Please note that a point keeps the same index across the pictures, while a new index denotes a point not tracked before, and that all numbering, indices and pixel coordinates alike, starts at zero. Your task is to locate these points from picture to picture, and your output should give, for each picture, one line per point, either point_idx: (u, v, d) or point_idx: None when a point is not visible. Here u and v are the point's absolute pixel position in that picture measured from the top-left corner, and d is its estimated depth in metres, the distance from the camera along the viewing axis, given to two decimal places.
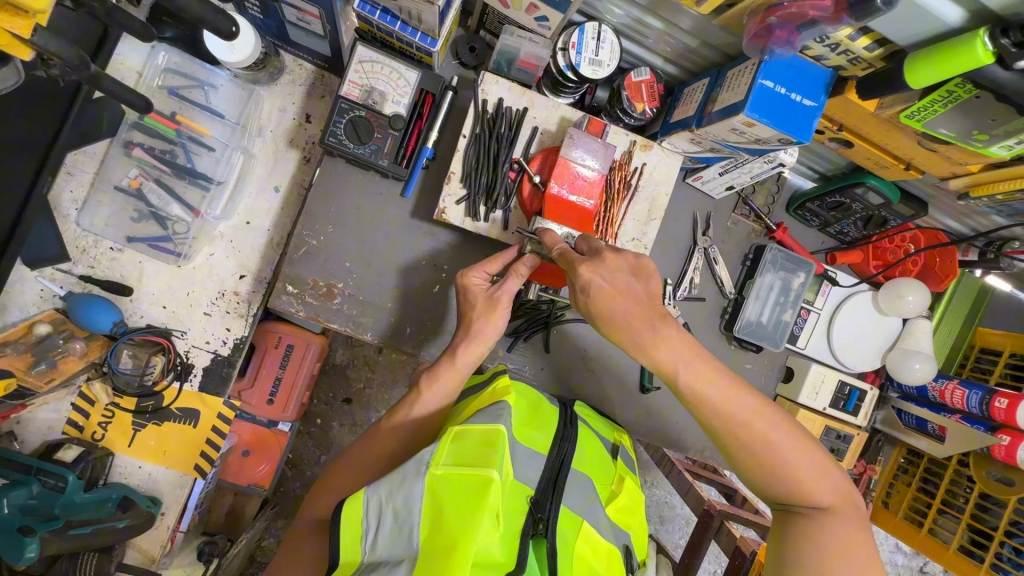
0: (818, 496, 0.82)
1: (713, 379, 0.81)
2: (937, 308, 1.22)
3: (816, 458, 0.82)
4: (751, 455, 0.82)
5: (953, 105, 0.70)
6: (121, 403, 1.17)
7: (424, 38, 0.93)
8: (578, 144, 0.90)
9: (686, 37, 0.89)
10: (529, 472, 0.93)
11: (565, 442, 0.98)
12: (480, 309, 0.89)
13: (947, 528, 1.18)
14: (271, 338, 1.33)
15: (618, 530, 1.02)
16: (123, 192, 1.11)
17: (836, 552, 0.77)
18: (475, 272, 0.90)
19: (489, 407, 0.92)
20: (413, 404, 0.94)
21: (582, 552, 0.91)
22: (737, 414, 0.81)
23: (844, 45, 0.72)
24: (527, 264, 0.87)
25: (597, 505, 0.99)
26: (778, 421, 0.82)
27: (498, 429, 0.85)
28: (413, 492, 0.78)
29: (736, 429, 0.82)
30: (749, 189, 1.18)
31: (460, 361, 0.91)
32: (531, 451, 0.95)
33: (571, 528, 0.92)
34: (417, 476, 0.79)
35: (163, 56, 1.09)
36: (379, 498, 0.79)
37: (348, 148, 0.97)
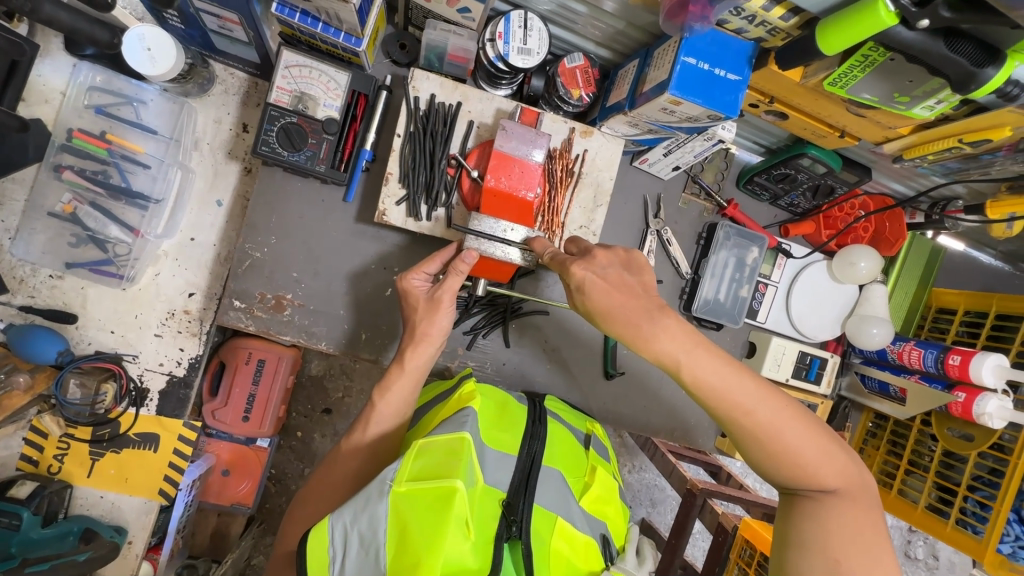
0: (825, 481, 0.76)
1: (716, 370, 0.75)
2: (891, 272, 1.23)
3: (818, 440, 0.77)
4: (758, 445, 0.77)
5: (871, 70, 0.70)
6: (75, 433, 1.14)
7: (349, 38, 0.91)
8: (512, 136, 0.88)
9: (613, 20, 0.88)
10: (500, 474, 0.92)
11: (536, 441, 0.97)
12: (423, 310, 0.88)
13: (915, 487, 1.20)
14: (241, 354, 1.29)
15: (593, 521, 0.99)
16: (56, 218, 1.07)
17: (842, 540, 0.73)
18: (416, 275, 0.89)
19: (454, 415, 0.91)
20: (369, 418, 0.89)
21: (558, 551, 0.89)
22: (740, 403, 0.75)
23: (760, 16, 0.72)
24: (466, 260, 0.85)
25: (571, 500, 0.97)
26: (781, 409, 0.76)
27: (462, 436, 0.84)
28: (378, 514, 0.76)
29: (740, 420, 0.76)
30: (698, 167, 1.18)
31: (409, 366, 0.89)
32: (501, 453, 0.94)
33: (546, 527, 0.91)
34: (381, 497, 0.77)
35: (87, 75, 1.05)
36: (343, 524, 0.76)
37: (282, 156, 0.95)
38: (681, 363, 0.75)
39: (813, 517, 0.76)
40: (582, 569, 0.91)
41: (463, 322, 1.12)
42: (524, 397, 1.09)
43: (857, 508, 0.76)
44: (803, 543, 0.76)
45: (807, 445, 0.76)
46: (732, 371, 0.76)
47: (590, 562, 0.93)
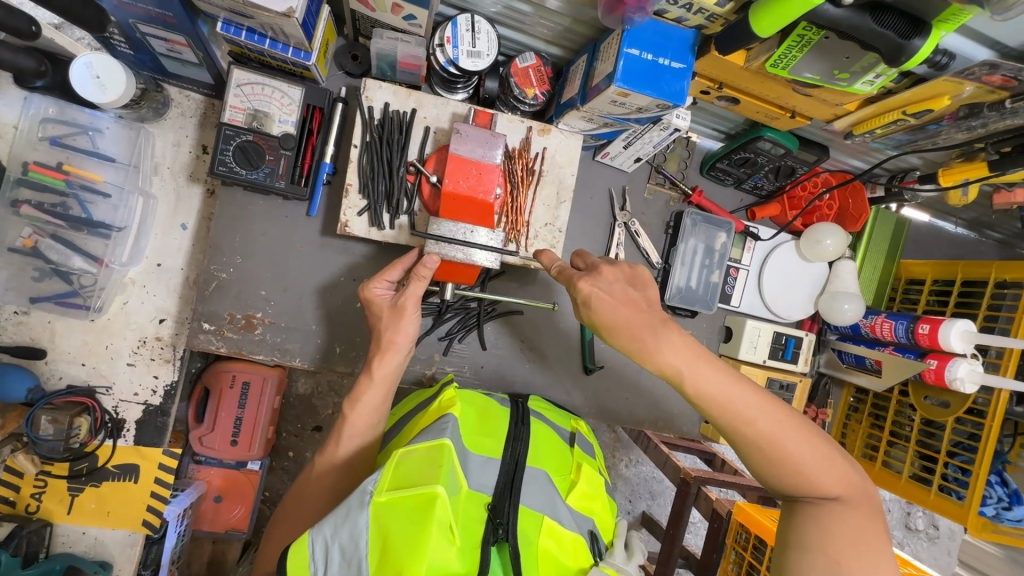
0: (827, 486, 0.71)
1: (718, 381, 0.73)
2: (858, 247, 1.24)
3: (817, 446, 0.72)
4: (758, 454, 0.72)
5: (809, 49, 0.72)
6: (52, 471, 1.12)
7: (297, 53, 0.91)
8: (467, 139, 0.88)
9: (559, 18, 0.89)
10: (484, 476, 0.85)
11: (519, 442, 0.91)
12: (387, 318, 0.88)
13: (899, 458, 1.20)
14: (225, 378, 1.28)
15: (581, 517, 0.92)
16: (17, 253, 1.03)
17: (846, 549, 0.67)
18: (379, 284, 0.90)
19: (434, 423, 0.87)
20: (340, 431, 0.88)
21: (546, 553, 0.81)
22: (739, 412, 0.72)
23: (697, 4, 0.73)
24: (428, 265, 0.85)
25: (557, 497, 0.89)
26: (781, 418, 0.72)
27: (443, 442, 0.81)
28: (359, 525, 0.71)
29: (740, 429, 0.72)
30: (661, 157, 1.19)
31: (377, 375, 0.88)
32: (485, 458, 0.88)
33: (532, 528, 0.82)
34: (360, 507, 0.72)
35: (38, 107, 1.03)
36: (323, 538, 0.71)
37: (240, 174, 0.94)
38: (683, 375, 0.74)
39: (811, 519, 0.70)
40: (573, 568, 0.82)
41: (437, 327, 1.12)
42: (506, 400, 1.05)
43: (862, 515, 0.70)
44: (803, 546, 0.70)
45: (808, 453, 0.72)
46: (732, 381, 0.74)
47: (579, 559, 0.84)
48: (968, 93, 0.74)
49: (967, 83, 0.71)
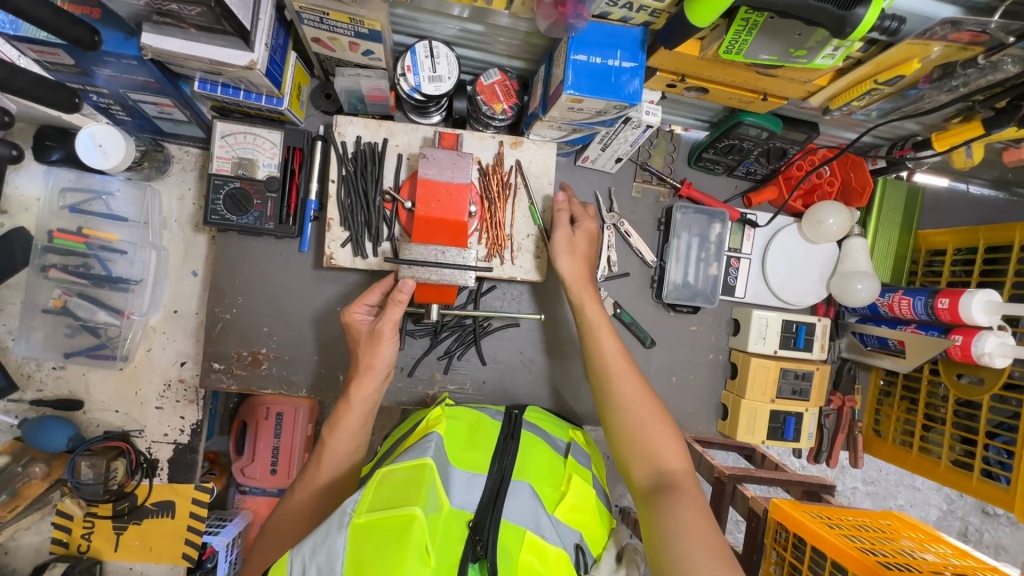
0: (669, 459, 0.85)
1: (613, 350, 0.94)
2: (869, 222, 1.18)
3: (669, 432, 0.88)
4: (623, 426, 0.88)
5: (756, 32, 0.69)
6: (97, 512, 1.21)
7: (270, 99, 0.95)
8: (432, 162, 0.89)
9: (513, 33, 0.90)
10: (469, 494, 0.85)
11: (505, 458, 0.91)
12: (366, 342, 0.92)
13: (937, 442, 1.12)
14: (260, 410, 1.35)
15: (566, 531, 0.88)
16: (51, 313, 1.14)
17: (675, 515, 0.78)
18: (359, 308, 0.94)
19: (417, 443, 0.88)
20: (321, 456, 0.90)
21: (527, 567, 0.79)
22: (623, 390, 0.90)
23: (636, 2, 0.72)
24: (404, 290, 0.88)
25: (542, 511, 0.86)
26: (647, 398, 0.90)
27: (423, 462, 0.81)
28: (336, 547, 0.70)
29: (619, 403, 0.90)
30: (644, 154, 1.17)
31: (356, 399, 0.91)
32: (470, 474, 0.88)
33: (512, 542, 0.81)
34: (339, 528, 0.71)
35: (56, 179, 1.12)
36: (302, 558, 0.69)
37: (232, 221, 1.00)
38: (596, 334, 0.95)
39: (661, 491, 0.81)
40: None
41: (435, 347, 1.13)
42: (499, 413, 1.03)
43: (690, 491, 0.82)
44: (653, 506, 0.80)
45: (660, 430, 0.87)
46: (623, 361, 0.94)
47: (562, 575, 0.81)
48: (937, 54, 0.69)
49: (934, 43, 0.67)
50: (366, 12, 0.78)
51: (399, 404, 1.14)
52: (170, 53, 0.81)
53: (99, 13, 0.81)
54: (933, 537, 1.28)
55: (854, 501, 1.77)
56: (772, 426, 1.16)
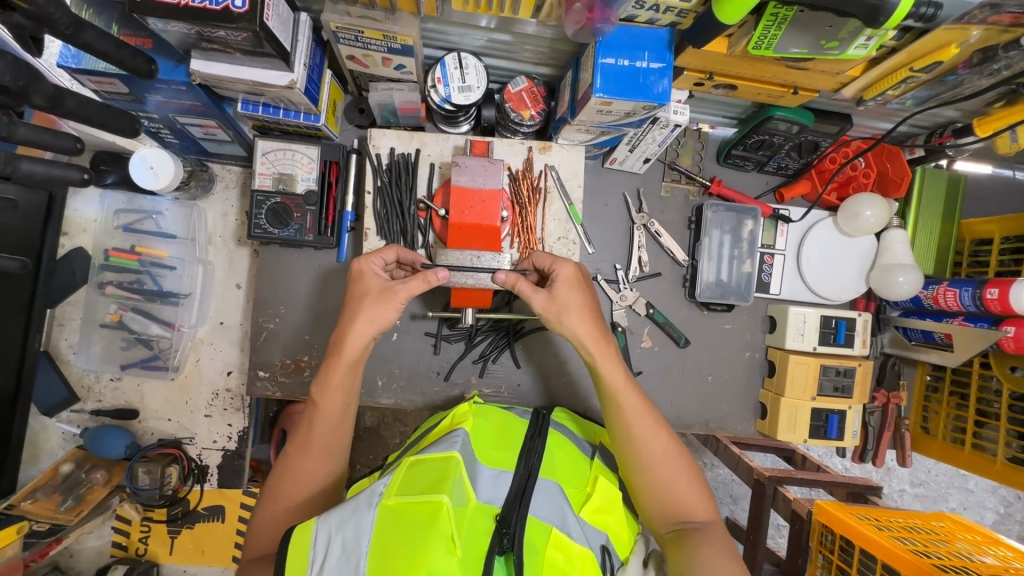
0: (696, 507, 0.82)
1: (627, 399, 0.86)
2: (908, 214, 1.15)
3: (688, 470, 0.85)
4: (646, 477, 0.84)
5: (786, 26, 0.69)
6: (153, 516, 1.27)
7: (308, 116, 0.99)
8: (464, 170, 0.91)
9: (539, 41, 0.92)
10: (495, 490, 0.82)
11: (533, 454, 0.87)
12: (374, 297, 0.83)
13: (991, 439, 1.07)
14: None
15: (592, 531, 0.84)
16: (107, 328, 1.21)
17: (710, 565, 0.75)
18: (370, 259, 0.87)
19: (444, 436, 0.85)
20: (312, 417, 0.83)
21: (552, 565, 0.75)
22: (643, 437, 0.84)
23: (663, 4, 0.73)
24: (438, 273, 0.84)
25: (568, 510, 0.83)
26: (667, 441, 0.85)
27: (452, 454, 0.78)
28: (364, 526, 0.68)
29: (637, 454, 0.84)
30: (672, 153, 1.17)
31: (347, 352, 0.82)
32: (497, 471, 0.84)
33: (538, 539, 0.77)
34: (369, 506, 0.70)
35: (112, 202, 1.20)
36: (328, 530, 0.68)
37: (274, 234, 1.04)
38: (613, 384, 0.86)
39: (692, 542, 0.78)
40: None
41: (470, 351, 1.16)
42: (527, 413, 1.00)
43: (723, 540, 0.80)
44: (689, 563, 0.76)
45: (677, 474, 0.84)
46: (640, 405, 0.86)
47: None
48: (977, 38, 0.68)
49: (972, 27, 0.66)
50: (398, 28, 0.82)
51: (437, 408, 1.16)
52: (217, 77, 0.85)
53: (150, 43, 0.86)
54: (990, 539, 1.23)
55: (904, 504, 1.71)
56: (813, 424, 1.14)
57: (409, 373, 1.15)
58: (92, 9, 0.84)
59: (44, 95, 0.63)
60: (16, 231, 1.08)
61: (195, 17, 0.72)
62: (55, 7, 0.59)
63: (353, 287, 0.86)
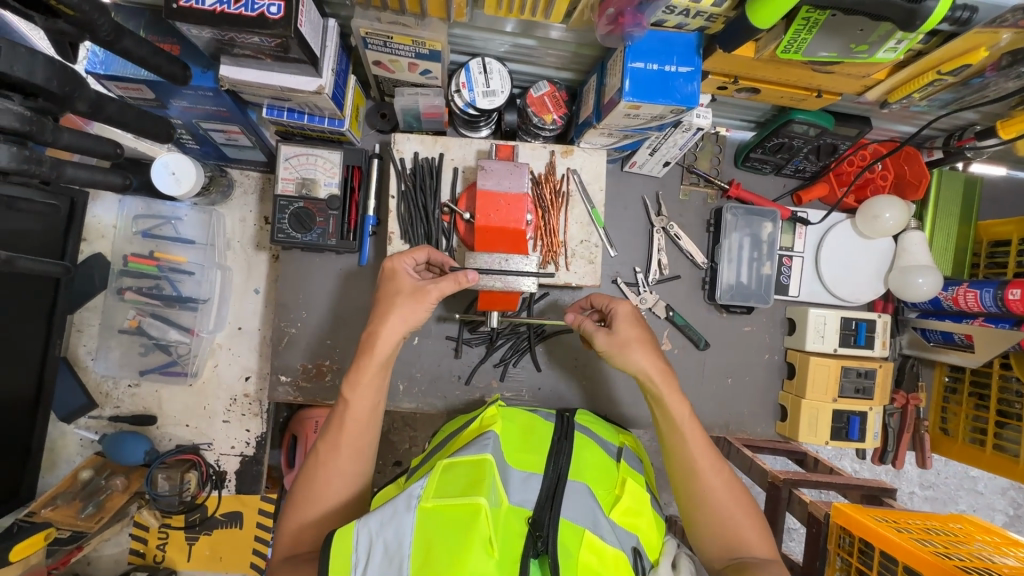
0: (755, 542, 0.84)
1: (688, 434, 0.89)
2: (925, 216, 1.15)
3: (747, 506, 0.87)
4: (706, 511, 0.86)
5: (817, 29, 0.70)
6: (171, 523, 1.27)
7: (332, 121, 1.00)
8: (491, 174, 0.92)
9: (564, 45, 0.92)
10: (526, 492, 0.81)
11: (561, 457, 0.86)
12: (406, 295, 0.84)
13: (1013, 440, 1.08)
14: None
15: (623, 533, 0.83)
16: (126, 333, 1.21)
17: None
18: (402, 259, 0.88)
19: (475, 440, 0.84)
20: (343, 416, 0.82)
21: (587, 568, 0.74)
22: (703, 471, 0.87)
23: (694, 8, 0.74)
24: (468, 275, 0.85)
25: (599, 511, 0.82)
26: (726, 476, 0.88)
27: (484, 457, 0.77)
28: (404, 529, 0.68)
29: (698, 488, 0.87)
30: (690, 157, 1.18)
31: (378, 350, 0.83)
32: (527, 473, 0.83)
33: (572, 541, 0.76)
34: (408, 509, 0.69)
35: (131, 208, 1.20)
36: (369, 532, 0.68)
37: (297, 238, 1.04)
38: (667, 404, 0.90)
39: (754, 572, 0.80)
40: None
41: (491, 354, 1.16)
42: (552, 415, 0.99)
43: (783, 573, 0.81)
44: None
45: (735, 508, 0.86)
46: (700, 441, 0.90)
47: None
48: (1006, 42, 0.69)
49: (1003, 31, 0.67)
50: (428, 33, 0.82)
51: (458, 412, 1.16)
52: (244, 82, 0.85)
53: (178, 49, 0.87)
54: (1010, 541, 1.23)
55: (916, 506, 1.71)
56: (834, 426, 1.14)
57: (430, 376, 1.15)
58: (122, 15, 0.86)
59: (86, 101, 0.64)
60: (40, 237, 1.07)
61: (231, 23, 0.73)
62: (99, 13, 0.60)
63: (385, 286, 0.87)
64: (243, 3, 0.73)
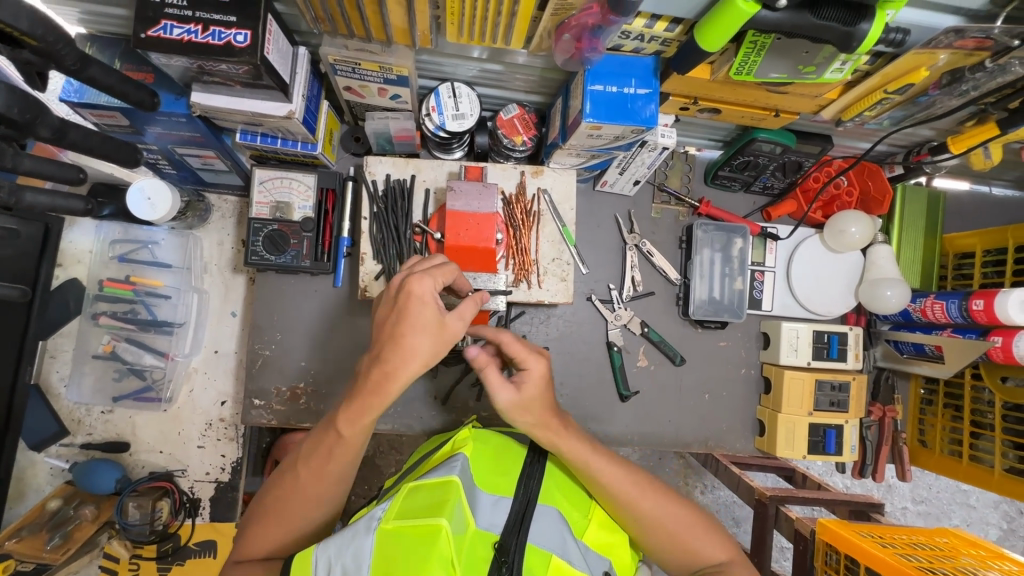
0: (714, 553, 0.85)
1: (602, 465, 0.84)
2: (891, 229, 1.18)
3: (696, 519, 0.86)
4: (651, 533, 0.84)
5: (765, 52, 0.73)
6: (142, 553, 1.23)
7: (306, 145, 1.01)
8: (461, 195, 0.93)
9: (529, 70, 0.95)
10: (494, 516, 0.78)
11: (532, 479, 0.85)
12: (426, 329, 0.69)
13: (988, 450, 1.08)
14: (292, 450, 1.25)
15: (593, 558, 0.82)
16: (100, 358, 1.20)
17: None
18: (422, 279, 0.71)
19: (444, 462, 0.83)
20: (331, 445, 0.74)
21: None
22: (637, 497, 0.83)
23: (648, 33, 0.77)
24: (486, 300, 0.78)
25: (569, 536, 0.81)
26: (662, 497, 0.85)
27: (451, 479, 0.75)
28: (362, 551, 0.67)
29: (636, 515, 0.83)
30: (661, 176, 1.21)
31: (388, 376, 0.69)
32: (496, 497, 0.81)
33: (539, 568, 0.76)
34: (368, 531, 0.68)
35: (107, 232, 1.20)
36: (327, 557, 0.67)
37: (271, 260, 1.05)
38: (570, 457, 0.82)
39: None
40: None
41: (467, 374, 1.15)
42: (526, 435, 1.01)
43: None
44: None
45: (682, 522, 0.85)
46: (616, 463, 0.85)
47: None
48: (944, 62, 0.72)
49: (940, 51, 0.70)
50: (394, 59, 0.85)
51: (435, 432, 1.15)
52: (216, 108, 0.87)
53: (152, 78, 0.88)
54: (995, 554, 1.22)
55: (909, 522, 1.69)
56: (812, 440, 1.14)
57: (406, 398, 1.14)
58: (96, 45, 0.88)
59: (50, 127, 0.65)
60: (13, 263, 1.09)
61: (198, 52, 0.75)
62: (63, 44, 0.61)
63: (401, 312, 0.70)
64: (210, 33, 0.75)
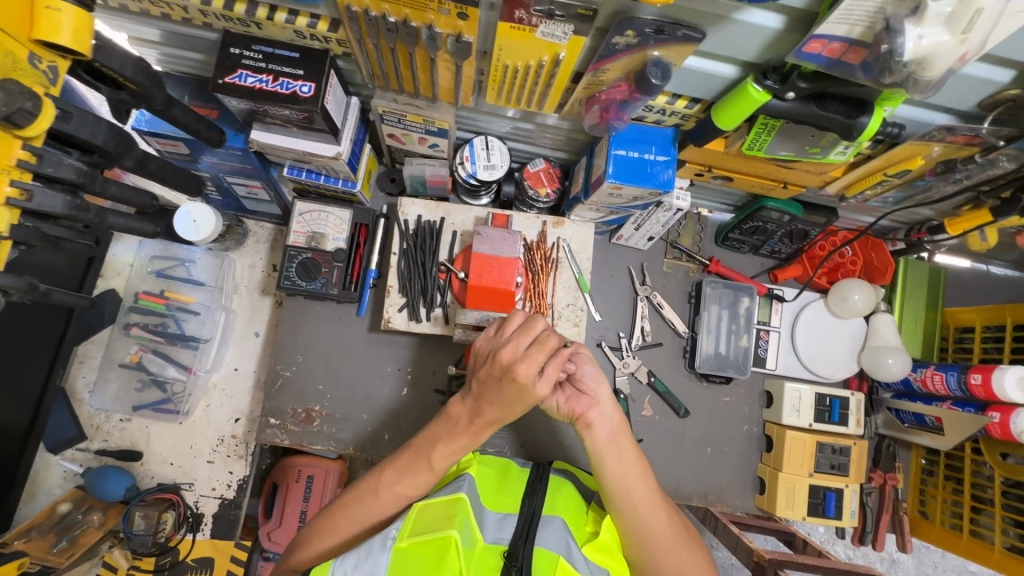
0: None
1: (625, 472, 0.82)
2: (894, 299, 1.22)
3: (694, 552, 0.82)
4: (644, 551, 0.81)
5: (775, 133, 0.80)
6: (140, 565, 1.24)
7: (346, 182, 1.10)
8: (487, 239, 1.00)
9: (558, 130, 1.03)
10: (501, 531, 0.82)
11: (536, 495, 0.86)
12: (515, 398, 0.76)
13: (988, 526, 1.09)
14: (292, 472, 1.27)
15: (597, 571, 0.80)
16: (125, 367, 1.25)
17: None
18: (527, 363, 0.74)
19: (451, 482, 0.87)
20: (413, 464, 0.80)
21: None
22: (648, 511, 0.81)
23: (669, 108, 0.85)
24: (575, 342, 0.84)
25: (573, 543, 0.81)
26: (669, 522, 0.82)
27: (459, 496, 0.79)
28: (378, 570, 0.69)
29: (637, 529, 0.81)
30: (674, 233, 1.27)
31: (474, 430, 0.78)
32: (502, 514, 0.84)
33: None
34: (383, 549, 0.71)
35: (149, 249, 1.28)
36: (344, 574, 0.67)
37: (302, 286, 1.11)
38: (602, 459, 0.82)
39: None
40: None
41: None
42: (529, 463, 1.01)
43: None
44: None
45: (679, 550, 0.81)
46: (639, 474, 0.82)
47: None
48: (939, 152, 0.79)
49: (934, 144, 0.77)
50: (437, 114, 0.94)
51: None
52: (271, 145, 0.96)
53: (216, 113, 0.97)
54: None
55: None
56: (812, 502, 1.15)
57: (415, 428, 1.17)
58: (171, 83, 0.98)
59: (133, 158, 0.73)
60: (59, 272, 1.15)
61: (266, 98, 0.84)
62: (157, 88, 0.70)
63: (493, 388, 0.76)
64: (278, 82, 0.84)
